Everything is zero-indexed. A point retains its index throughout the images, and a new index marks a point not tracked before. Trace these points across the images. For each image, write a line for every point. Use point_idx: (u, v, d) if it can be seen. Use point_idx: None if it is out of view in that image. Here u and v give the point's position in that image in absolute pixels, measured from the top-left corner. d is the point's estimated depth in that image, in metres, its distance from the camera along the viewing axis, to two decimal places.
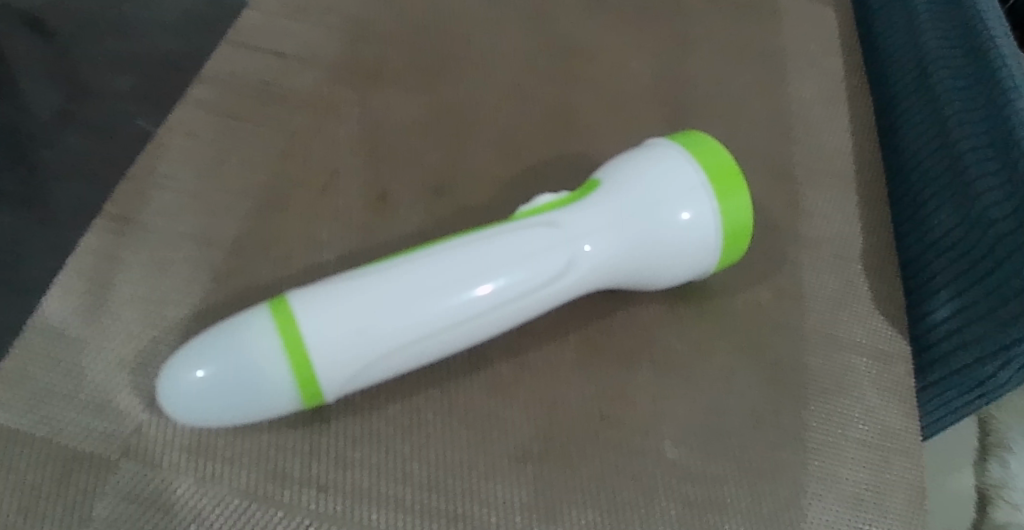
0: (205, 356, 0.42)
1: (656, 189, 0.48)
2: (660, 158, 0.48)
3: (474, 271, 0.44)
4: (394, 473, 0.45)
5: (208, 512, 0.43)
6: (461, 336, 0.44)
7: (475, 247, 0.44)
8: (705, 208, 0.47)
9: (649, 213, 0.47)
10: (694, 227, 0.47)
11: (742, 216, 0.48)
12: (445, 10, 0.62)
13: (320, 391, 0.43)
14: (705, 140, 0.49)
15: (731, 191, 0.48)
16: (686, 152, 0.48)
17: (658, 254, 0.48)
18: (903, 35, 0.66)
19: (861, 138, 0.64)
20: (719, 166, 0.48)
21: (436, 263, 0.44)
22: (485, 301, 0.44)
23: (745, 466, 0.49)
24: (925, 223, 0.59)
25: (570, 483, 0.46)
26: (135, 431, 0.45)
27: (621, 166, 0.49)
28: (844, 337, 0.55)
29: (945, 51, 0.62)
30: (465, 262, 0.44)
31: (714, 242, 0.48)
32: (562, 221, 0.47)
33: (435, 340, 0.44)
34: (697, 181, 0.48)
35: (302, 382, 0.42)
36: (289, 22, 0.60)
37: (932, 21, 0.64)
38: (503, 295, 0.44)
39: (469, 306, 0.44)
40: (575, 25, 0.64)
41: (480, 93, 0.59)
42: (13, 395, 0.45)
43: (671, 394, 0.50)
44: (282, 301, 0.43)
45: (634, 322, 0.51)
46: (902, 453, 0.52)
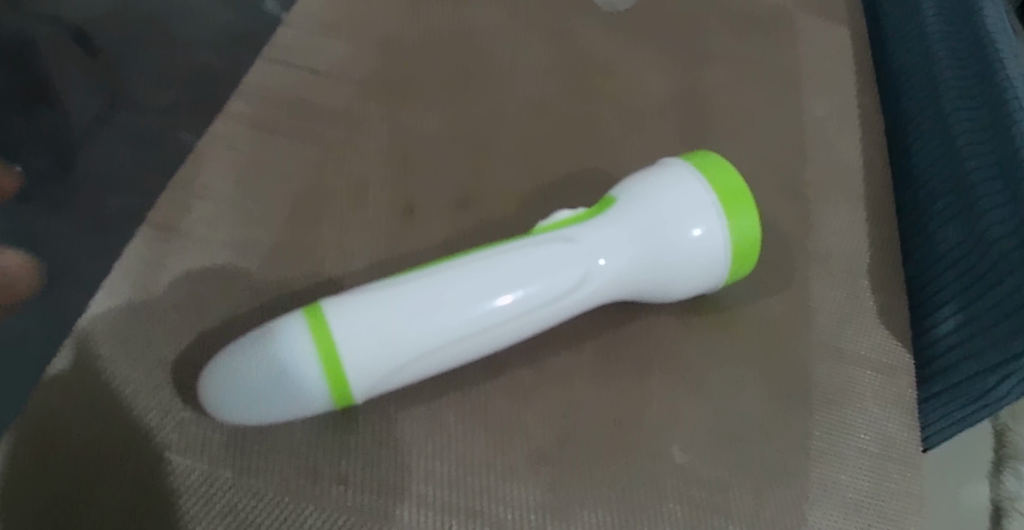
0: (244, 358, 0.45)
1: (668, 207, 0.50)
2: (672, 177, 0.51)
3: (495, 284, 0.47)
4: (418, 471, 0.48)
5: (244, 505, 0.46)
6: (482, 344, 0.47)
7: (496, 261, 0.47)
8: (715, 225, 0.50)
9: (662, 230, 0.50)
10: (704, 244, 0.50)
11: (751, 234, 0.50)
12: (471, 26, 0.65)
13: (350, 392, 0.45)
14: (716, 160, 0.51)
15: (740, 209, 0.50)
16: (698, 171, 0.51)
17: (670, 269, 0.51)
18: (915, 54, 0.68)
19: (870, 156, 0.66)
20: (729, 184, 0.50)
21: (460, 276, 0.46)
22: (505, 311, 0.47)
23: (750, 472, 0.51)
24: (932, 240, 0.62)
25: (582, 484, 0.49)
26: (176, 427, 0.48)
27: (635, 185, 0.51)
28: (849, 350, 0.57)
29: (954, 71, 0.64)
30: (487, 275, 0.47)
31: (724, 257, 0.50)
32: (579, 236, 0.49)
33: (458, 348, 0.47)
34: (707, 200, 0.50)
35: (335, 385, 0.45)
36: (323, 39, 0.63)
37: (943, 41, 0.66)
38: (523, 306, 0.47)
39: (491, 315, 0.46)
40: (596, 42, 0.66)
41: (504, 109, 0.62)
42: (63, 391, 0.48)
43: (681, 400, 0.52)
44: (315, 308, 0.46)
45: (648, 332, 0.54)
46: (903, 462, 0.54)
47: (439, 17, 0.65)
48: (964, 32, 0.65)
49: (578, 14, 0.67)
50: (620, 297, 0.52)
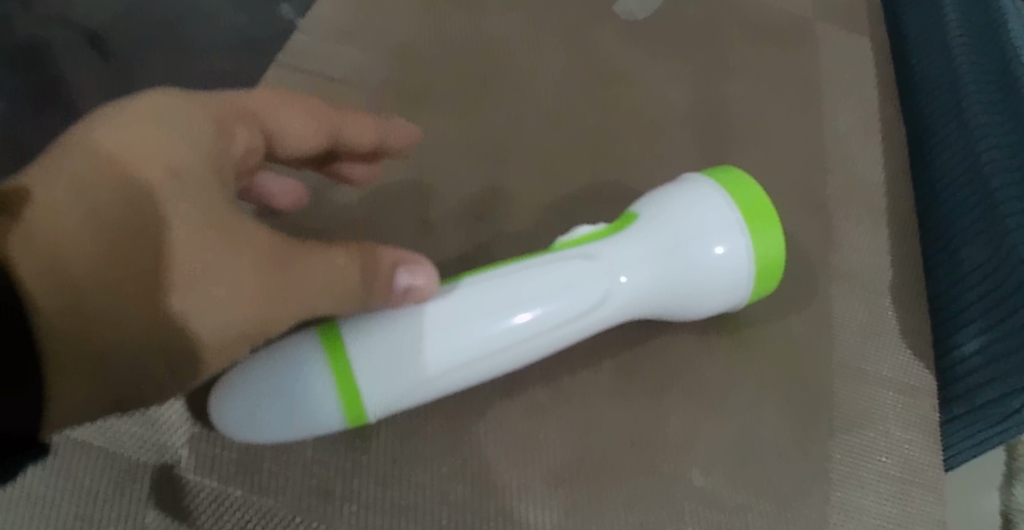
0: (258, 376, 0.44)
1: (690, 225, 0.49)
2: (694, 194, 0.50)
3: (515, 301, 0.46)
4: (432, 491, 0.47)
5: (254, 524, 0.46)
6: (499, 363, 0.46)
7: (516, 278, 0.46)
8: (739, 244, 0.49)
9: (683, 248, 0.49)
10: (726, 263, 0.49)
11: (774, 254, 0.49)
12: (488, 34, 0.64)
13: (363, 410, 0.45)
14: (740, 177, 0.50)
15: (764, 228, 0.49)
16: (721, 188, 0.50)
17: (690, 287, 0.50)
18: (937, 66, 0.67)
19: (892, 171, 0.65)
20: (754, 203, 0.49)
21: (480, 293, 0.46)
22: (524, 329, 0.46)
23: (771, 496, 0.50)
24: (955, 258, 0.60)
25: (600, 507, 0.48)
26: (186, 443, 0.47)
27: (657, 201, 0.50)
28: (871, 370, 0.56)
29: (979, 84, 0.63)
30: (506, 293, 0.46)
31: (746, 277, 0.49)
32: (600, 253, 0.48)
33: (473, 367, 0.46)
34: (731, 218, 0.49)
35: (349, 404, 0.44)
36: (338, 45, 0.62)
37: (966, 53, 0.65)
38: (542, 325, 0.46)
39: (509, 334, 0.46)
40: (614, 51, 0.65)
41: (521, 119, 0.61)
42: None
43: (700, 420, 0.51)
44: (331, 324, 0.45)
45: (665, 352, 0.53)
46: (925, 487, 0.53)
47: (455, 24, 0.64)
48: (988, 42, 0.63)
49: (596, 22, 0.66)
50: (640, 315, 0.51)
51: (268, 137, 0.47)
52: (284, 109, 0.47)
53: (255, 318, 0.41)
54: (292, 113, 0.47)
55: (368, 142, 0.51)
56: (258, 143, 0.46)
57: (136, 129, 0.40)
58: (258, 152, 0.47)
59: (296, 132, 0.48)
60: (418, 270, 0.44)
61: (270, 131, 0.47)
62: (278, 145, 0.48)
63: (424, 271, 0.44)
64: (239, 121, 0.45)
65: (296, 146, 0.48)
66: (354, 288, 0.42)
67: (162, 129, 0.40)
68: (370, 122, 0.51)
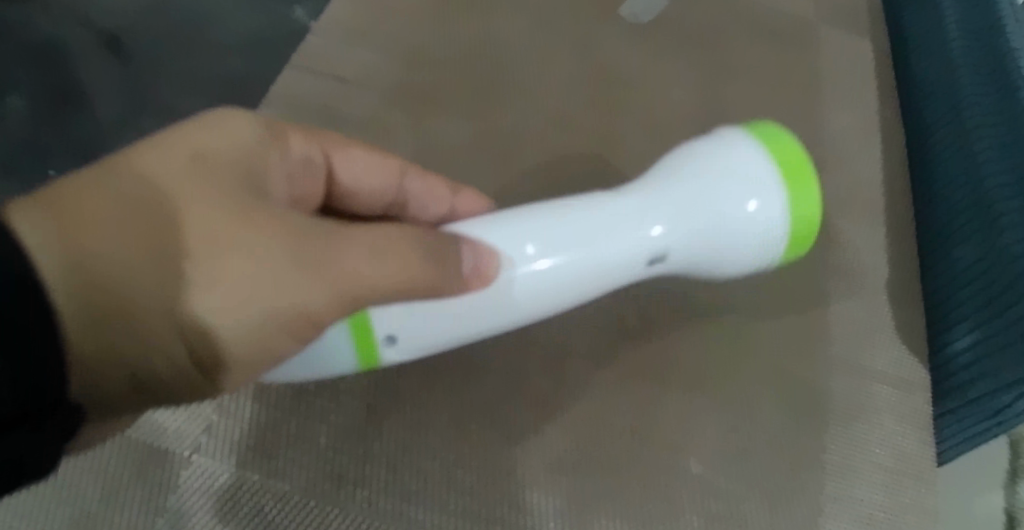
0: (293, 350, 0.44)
1: (725, 176, 0.48)
2: (732, 146, 0.49)
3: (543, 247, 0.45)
4: (440, 477, 0.49)
5: (271, 507, 0.47)
6: (527, 310, 0.46)
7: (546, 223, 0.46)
8: (774, 203, 0.48)
9: (718, 201, 0.48)
10: (761, 222, 0.48)
11: (807, 214, 0.48)
12: (496, 36, 0.66)
13: (376, 352, 0.45)
14: (781, 133, 0.49)
15: (800, 188, 0.48)
16: (759, 143, 0.49)
17: (718, 241, 0.49)
18: (936, 63, 0.68)
19: (891, 170, 0.66)
20: (793, 162, 0.48)
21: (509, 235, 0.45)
22: (545, 275, 0.45)
23: (766, 485, 0.52)
24: (950, 256, 0.61)
25: (601, 494, 0.50)
26: (205, 431, 0.49)
27: (694, 153, 0.49)
28: (866, 365, 0.57)
29: (977, 84, 0.64)
30: (536, 238, 0.45)
31: (777, 239, 0.48)
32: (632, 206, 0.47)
33: (488, 302, 0.45)
34: (769, 176, 0.48)
35: (359, 333, 0.44)
36: (350, 46, 0.64)
37: (965, 53, 0.66)
38: (564, 272, 0.45)
39: (529, 279, 0.45)
40: (620, 53, 0.67)
41: (529, 121, 0.63)
42: None
43: (699, 411, 0.53)
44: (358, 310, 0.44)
45: (664, 347, 0.55)
46: (918, 478, 0.55)
47: (464, 27, 0.66)
48: (986, 46, 0.65)
49: (602, 25, 0.68)
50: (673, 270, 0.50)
51: (332, 165, 0.46)
52: (355, 144, 0.46)
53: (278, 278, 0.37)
54: (364, 153, 0.47)
55: (440, 203, 0.48)
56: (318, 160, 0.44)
57: (181, 137, 0.38)
58: (319, 176, 0.45)
59: (352, 168, 0.46)
60: (483, 254, 0.44)
61: (333, 158, 0.46)
62: (340, 180, 0.46)
63: (487, 258, 0.44)
64: (312, 142, 0.44)
65: (359, 187, 0.47)
66: (419, 283, 0.40)
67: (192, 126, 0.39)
68: (448, 186, 0.49)
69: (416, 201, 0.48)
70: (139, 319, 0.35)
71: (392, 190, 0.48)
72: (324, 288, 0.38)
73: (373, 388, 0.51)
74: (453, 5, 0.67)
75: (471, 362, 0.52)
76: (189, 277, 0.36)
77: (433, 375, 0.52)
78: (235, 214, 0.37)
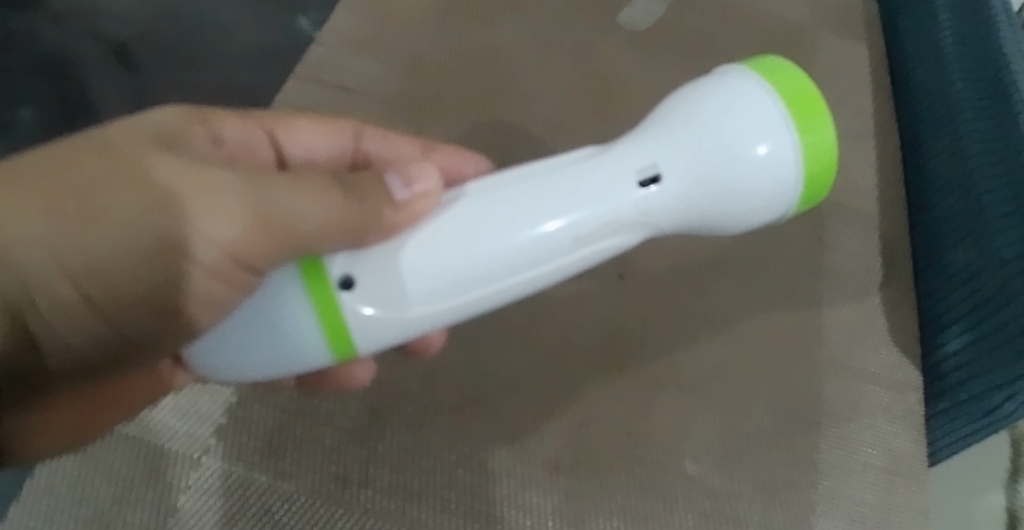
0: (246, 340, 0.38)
1: (726, 115, 0.40)
2: (735, 84, 0.41)
3: (510, 213, 0.39)
4: (442, 478, 0.51)
5: (278, 508, 0.49)
6: (499, 286, 0.40)
7: (514, 187, 0.39)
8: (782, 141, 0.40)
9: (720, 144, 0.40)
10: (769, 164, 0.40)
11: (824, 152, 0.41)
12: (496, 45, 0.67)
13: (346, 329, 0.38)
14: (785, 65, 0.42)
15: (812, 123, 0.40)
16: (762, 77, 0.41)
17: (723, 192, 0.41)
18: (930, 63, 0.68)
19: (885, 174, 0.67)
20: (799, 96, 0.41)
21: (471, 204, 0.39)
22: (515, 247, 0.39)
23: (759, 484, 0.54)
24: (943, 260, 0.62)
25: (598, 494, 0.52)
26: (214, 434, 0.50)
27: (685, 97, 0.42)
28: (858, 367, 0.59)
29: (965, 82, 0.64)
30: (501, 203, 0.39)
31: (790, 182, 0.41)
32: (613, 161, 0.40)
33: (440, 274, 0.39)
34: (773, 109, 0.40)
35: (317, 291, 0.38)
36: (353, 57, 0.65)
37: (956, 50, 0.65)
38: (536, 244, 0.39)
39: (498, 253, 0.39)
40: (617, 60, 0.68)
41: (528, 129, 0.65)
42: None
43: (694, 412, 0.55)
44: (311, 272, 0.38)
45: (659, 351, 0.56)
46: (909, 477, 0.56)
47: (464, 36, 0.67)
48: (975, 40, 0.64)
49: (599, 33, 0.69)
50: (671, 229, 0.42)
51: (278, 141, 0.47)
52: (301, 118, 0.48)
53: (224, 219, 0.36)
54: (312, 126, 0.48)
55: (414, 155, 0.50)
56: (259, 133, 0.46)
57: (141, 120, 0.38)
58: (264, 154, 0.46)
59: (305, 134, 0.48)
60: (416, 174, 0.39)
61: (278, 132, 0.47)
62: (291, 152, 0.47)
63: (422, 173, 0.39)
64: (252, 125, 0.45)
65: (315, 158, 0.48)
66: (349, 213, 0.37)
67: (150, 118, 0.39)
68: (417, 144, 0.50)
69: (388, 160, 0.49)
70: (69, 299, 0.36)
71: (353, 151, 0.49)
72: (255, 223, 0.36)
73: (377, 392, 0.53)
74: (453, 14, 0.68)
75: (471, 366, 0.54)
76: (116, 266, 0.36)
77: (435, 378, 0.53)
78: (188, 205, 0.36)
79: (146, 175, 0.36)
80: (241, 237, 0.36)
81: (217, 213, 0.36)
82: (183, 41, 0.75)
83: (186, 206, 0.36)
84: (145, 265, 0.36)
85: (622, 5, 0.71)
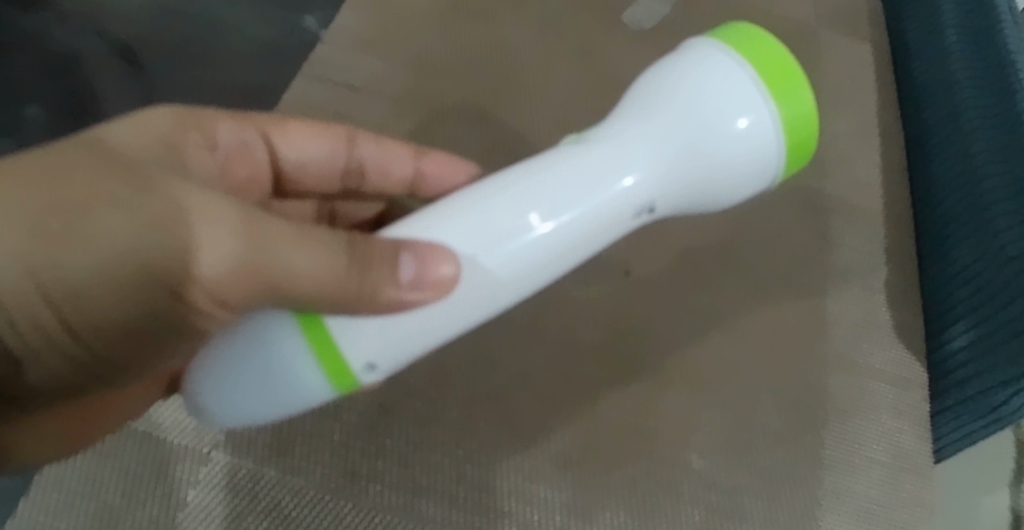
0: (250, 389, 0.38)
1: (700, 98, 0.39)
2: (701, 59, 0.39)
3: (492, 222, 0.37)
4: (450, 473, 0.51)
5: (287, 502, 0.49)
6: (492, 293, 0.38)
7: (493, 195, 0.38)
8: (759, 112, 0.38)
9: (698, 127, 0.39)
10: (751, 138, 0.39)
11: (805, 114, 0.39)
12: (501, 44, 0.68)
13: (343, 361, 0.37)
14: (754, 32, 0.40)
15: (788, 87, 0.39)
16: (728, 47, 0.39)
17: (709, 175, 0.40)
18: (934, 62, 0.68)
19: (889, 172, 0.68)
20: (772, 62, 0.39)
21: (450, 217, 0.38)
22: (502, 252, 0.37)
23: (766, 479, 0.54)
24: (948, 257, 0.62)
25: (605, 488, 0.52)
26: (224, 429, 0.50)
27: (654, 78, 0.40)
28: (864, 363, 0.59)
29: (969, 81, 0.64)
30: (482, 213, 0.38)
31: (776, 152, 0.39)
32: (593, 158, 0.39)
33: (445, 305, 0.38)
34: (745, 80, 0.39)
35: (316, 340, 0.37)
36: (359, 55, 0.66)
37: (960, 50, 0.66)
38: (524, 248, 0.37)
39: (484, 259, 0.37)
40: (622, 58, 0.69)
41: (533, 127, 0.65)
42: None
43: (700, 407, 0.55)
44: (312, 323, 0.37)
45: (665, 347, 0.56)
46: (915, 473, 0.56)
47: (471, 35, 0.68)
48: (979, 40, 0.65)
49: (605, 32, 0.70)
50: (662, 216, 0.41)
51: (272, 144, 0.46)
52: (293, 120, 0.47)
53: (216, 243, 0.34)
54: (304, 129, 0.47)
55: (406, 165, 0.49)
56: (253, 136, 0.45)
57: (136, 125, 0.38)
58: (256, 156, 0.46)
59: (298, 140, 0.47)
60: (433, 257, 0.36)
61: (271, 134, 0.46)
62: (284, 155, 0.47)
63: (442, 254, 0.36)
64: (246, 127, 0.45)
65: (307, 161, 0.48)
66: (349, 284, 0.35)
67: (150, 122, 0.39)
68: (410, 150, 0.49)
69: (380, 166, 0.49)
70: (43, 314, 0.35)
71: (345, 156, 0.48)
72: (247, 269, 0.35)
73: (386, 386, 0.53)
74: (459, 14, 0.69)
75: (478, 361, 0.54)
76: (96, 287, 0.34)
77: (442, 373, 0.54)
78: (189, 219, 0.34)
79: (146, 199, 0.34)
80: (227, 283, 0.35)
81: (206, 256, 0.34)
82: (190, 41, 0.75)
83: (177, 236, 0.34)
84: (127, 291, 0.35)
85: (628, 4, 0.71)
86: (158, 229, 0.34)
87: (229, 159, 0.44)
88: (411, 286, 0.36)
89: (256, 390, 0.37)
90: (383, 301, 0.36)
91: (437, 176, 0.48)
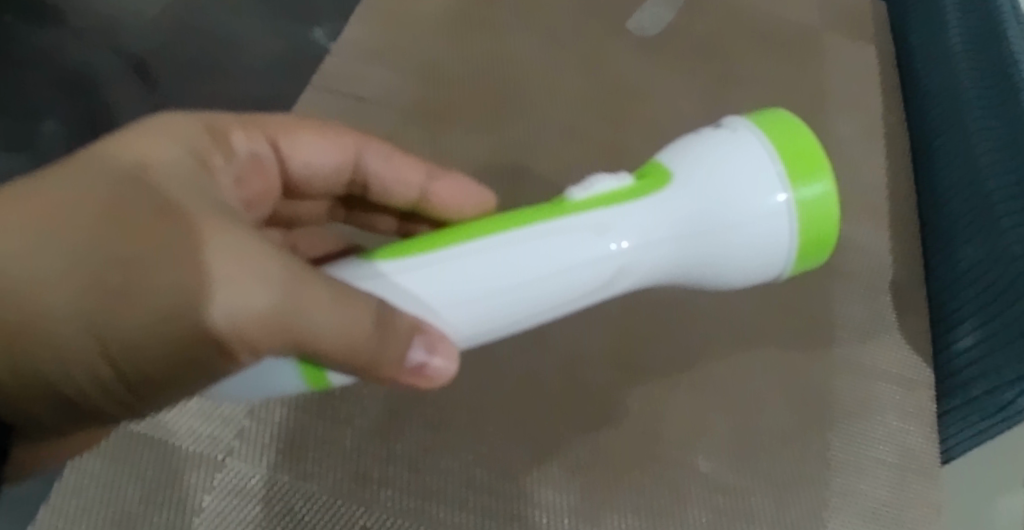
0: (242, 395, 0.39)
1: (730, 188, 0.40)
2: (738, 146, 0.41)
3: (506, 279, 0.39)
4: (460, 478, 0.52)
5: (300, 507, 0.50)
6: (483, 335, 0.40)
7: (515, 245, 0.39)
8: (778, 200, 0.40)
9: (718, 208, 0.40)
10: (767, 232, 0.40)
11: (823, 212, 0.41)
12: (506, 53, 0.69)
13: (328, 380, 0.38)
14: (796, 128, 0.41)
15: (812, 190, 0.40)
16: (769, 146, 0.41)
17: (715, 246, 0.41)
18: (940, 64, 0.69)
19: (894, 174, 0.68)
20: (807, 163, 0.41)
21: (467, 260, 0.38)
22: (509, 303, 0.39)
23: (774, 482, 0.54)
24: (954, 258, 0.62)
25: (613, 492, 0.52)
26: (237, 436, 0.51)
27: (699, 154, 0.42)
28: (869, 365, 0.59)
29: (976, 80, 0.64)
30: (498, 262, 0.38)
31: (786, 243, 0.41)
32: (615, 221, 0.40)
33: None
34: (773, 172, 0.40)
35: (314, 379, 0.38)
36: (366, 66, 0.67)
37: (965, 49, 0.66)
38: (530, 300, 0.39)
39: (491, 308, 0.39)
40: (626, 65, 0.69)
41: (539, 134, 0.66)
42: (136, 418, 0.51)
43: (708, 411, 0.56)
44: (313, 369, 0.37)
45: (672, 352, 0.57)
46: (921, 474, 0.57)
47: (477, 44, 0.69)
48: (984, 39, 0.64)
49: (610, 40, 0.70)
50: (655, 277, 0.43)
51: (280, 152, 0.45)
52: (303, 129, 0.46)
53: (257, 289, 0.33)
54: (316, 140, 0.47)
55: (414, 184, 0.50)
56: (263, 146, 0.44)
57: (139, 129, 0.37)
58: (267, 168, 0.45)
59: (310, 153, 0.46)
60: (440, 345, 0.37)
61: (280, 142, 0.45)
62: (293, 164, 0.46)
63: (445, 345, 0.37)
64: (255, 135, 0.44)
65: (314, 172, 0.47)
66: (365, 355, 0.34)
67: (155, 125, 0.38)
68: (420, 168, 0.50)
69: (387, 182, 0.50)
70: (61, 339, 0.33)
71: (352, 168, 0.48)
72: (275, 323, 0.33)
73: (397, 392, 0.54)
74: (466, 23, 0.70)
75: (488, 367, 0.55)
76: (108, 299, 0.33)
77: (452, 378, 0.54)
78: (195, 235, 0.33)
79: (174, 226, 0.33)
80: (259, 335, 0.33)
81: (235, 301, 0.33)
82: (202, 53, 0.76)
83: (199, 262, 0.33)
84: (148, 321, 0.33)
85: (633, 11, 0.72)
86: (187, 258, 0.33)
87: (248, 172, 0.43)
88: (410, 368, 0.36)
89: (248, 395, 0.39)
90: (382, 377, 0.36)
91: (445, 204, 0.50)
